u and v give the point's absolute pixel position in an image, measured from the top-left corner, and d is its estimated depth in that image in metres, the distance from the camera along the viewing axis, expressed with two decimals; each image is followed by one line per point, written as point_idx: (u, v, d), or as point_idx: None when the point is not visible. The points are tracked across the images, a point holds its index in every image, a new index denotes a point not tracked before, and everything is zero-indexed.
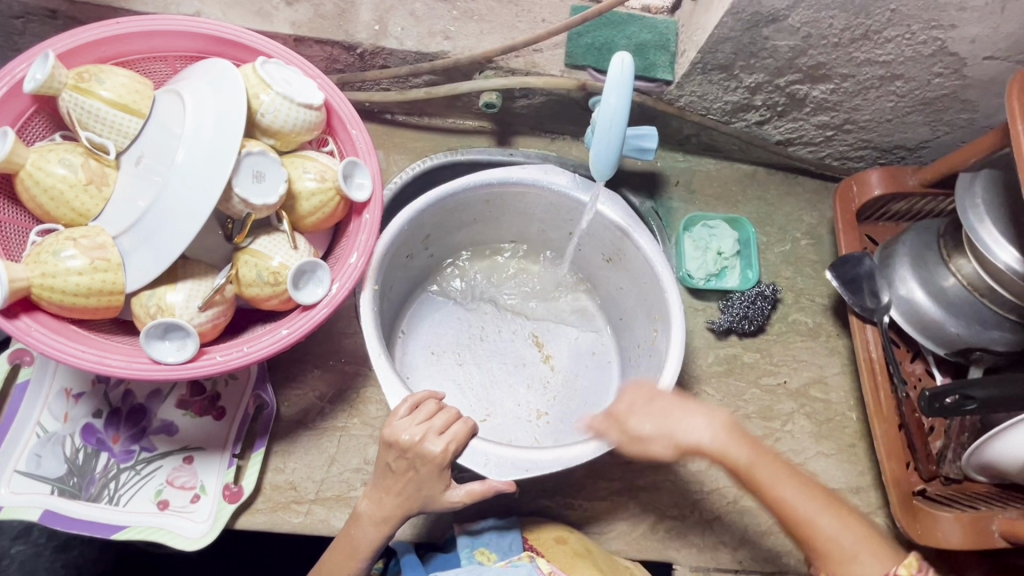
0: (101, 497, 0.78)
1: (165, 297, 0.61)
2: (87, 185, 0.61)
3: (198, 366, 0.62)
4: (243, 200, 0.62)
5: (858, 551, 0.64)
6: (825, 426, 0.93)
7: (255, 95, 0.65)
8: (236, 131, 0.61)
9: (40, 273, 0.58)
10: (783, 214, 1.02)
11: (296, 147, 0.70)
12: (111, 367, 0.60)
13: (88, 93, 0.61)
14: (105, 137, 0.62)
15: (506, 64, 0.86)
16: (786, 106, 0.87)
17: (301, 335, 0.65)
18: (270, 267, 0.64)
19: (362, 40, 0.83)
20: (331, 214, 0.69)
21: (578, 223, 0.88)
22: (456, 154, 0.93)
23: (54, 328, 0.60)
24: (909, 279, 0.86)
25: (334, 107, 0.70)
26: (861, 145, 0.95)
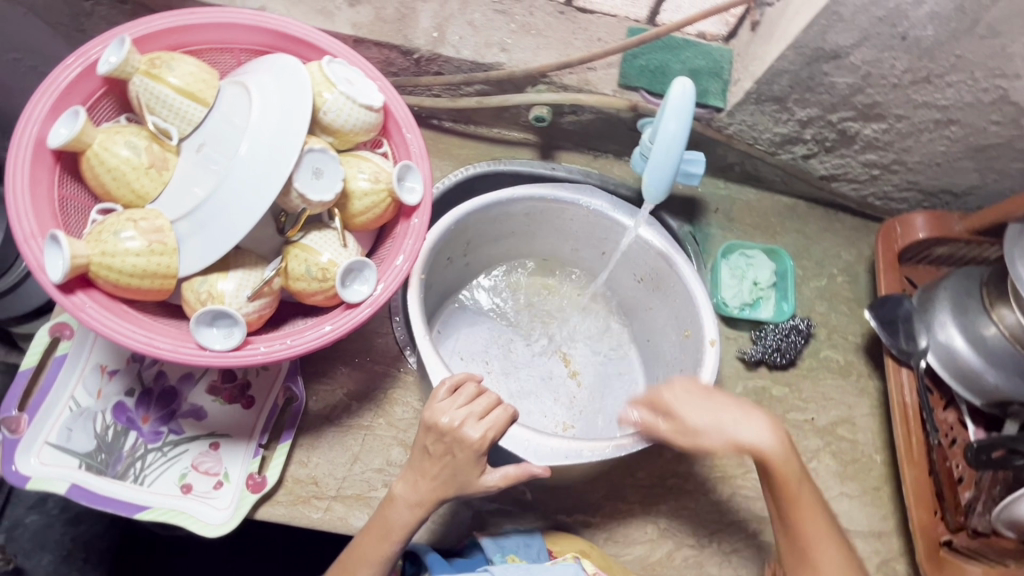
0: (126, 476, 0.79)
1: (216, 285, 0.63)
2: (149, 169, 0.62)
3: (241, 355, 0.63)
4: (302, 195, 0.63)
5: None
6: (850, 467, 0.91)
7: (319, 92, 0.66)
8: (300, 127, 0.62)
9: (99, 251, 0.59)
10: (821, 249, 1.01)
11: (352, 147, 0.71)
12: (159, 350, 0.61)
13: (158, 79, 0.62)
14: (169, 122, 0.64)
15: (559, 79, 0.87)
16: (835, 142, 0.87)
17: (344, 332, 0.66)
18: (319, 263, 0.65)
19: (420, 46, 0.84)
20: (380, 215, 0.69)
21: (614, 242, 0.89)
22: (499, 164, 0.94)
23: (106, 307, 0.61)
24: (948, 325, 0.85)
25: (392, 110, 0.71)
26: (907, 186, 0.95)
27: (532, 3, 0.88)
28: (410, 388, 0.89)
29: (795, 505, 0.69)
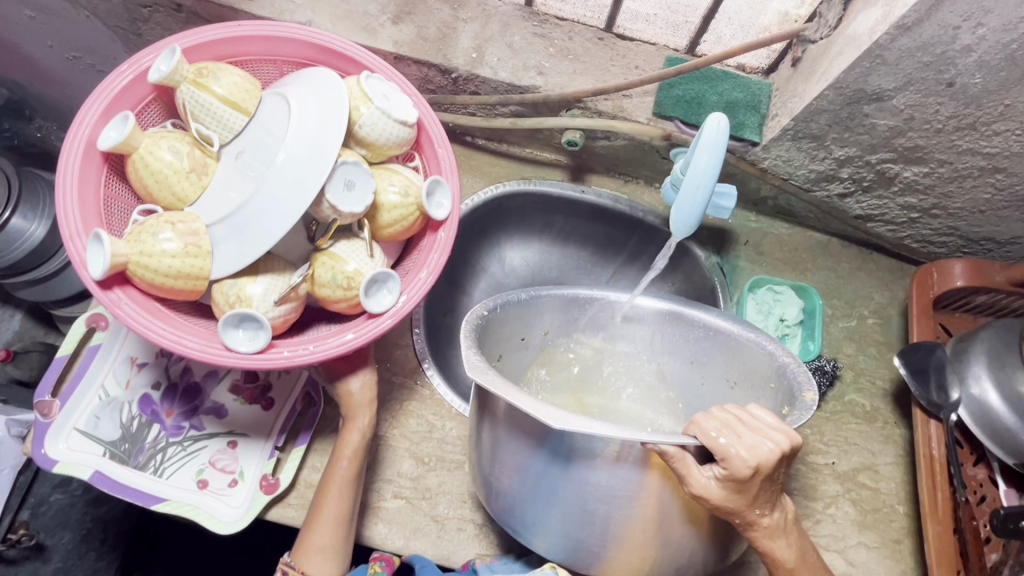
0: (147, 467, 0.81)
1: (246, 288, 0.64)
2: (190, 172, 0.65)
3: (266, 358, 0.64)
4: (333, 207, 0.64)
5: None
6: (870, 516, 0.88)
7: (356, 106, 0.67)
8: (334, 142, 0.63)
9: (138, 251, 0.61)
10: (852, 288, 0.99)
11: (384, 159, 0.73)
12: (187, 349, 0.63)
13: (204, 87, 0.64)
14: (211, 129, 0.66)
15: (594, 105, 0.87)
16: (873, 182, 0.86)
17: (366, 340, 0.67)
18: (346, 271, 0.66)
19: (459, 66, 0.86)
20: (408, 227, 0.70)
21: (697, 340, 0.79)
22: (531, 184, 0.99)
23: (142, 305, 0.63)
24: (982, 378, 0.81)
25: (426, 126, 0.72)
26: (947, 232, 0.92)
27: (572, 28, 0.89)
28: (425, 401, 0.90)
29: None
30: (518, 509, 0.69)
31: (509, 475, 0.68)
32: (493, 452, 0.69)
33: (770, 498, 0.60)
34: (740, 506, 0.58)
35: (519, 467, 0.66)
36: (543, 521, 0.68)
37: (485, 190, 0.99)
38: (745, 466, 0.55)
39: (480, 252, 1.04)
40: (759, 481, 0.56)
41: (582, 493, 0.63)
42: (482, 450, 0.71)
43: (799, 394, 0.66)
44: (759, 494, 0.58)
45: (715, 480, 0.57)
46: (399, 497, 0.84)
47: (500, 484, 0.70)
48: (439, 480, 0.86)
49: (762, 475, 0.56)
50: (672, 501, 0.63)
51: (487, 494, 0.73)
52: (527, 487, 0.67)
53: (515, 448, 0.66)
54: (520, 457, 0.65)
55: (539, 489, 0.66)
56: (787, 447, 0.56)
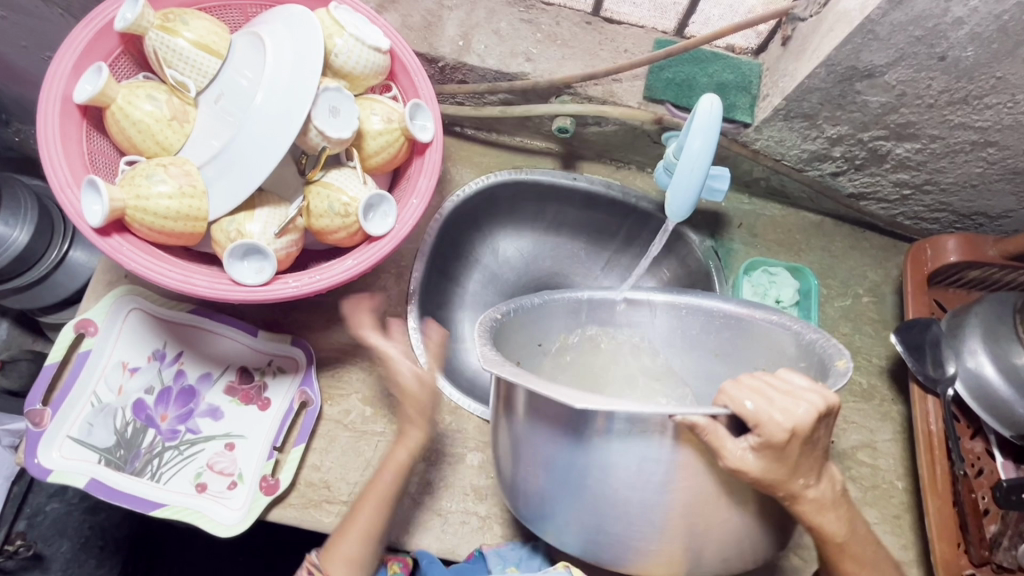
0: (143, 473, 0.80)
1: (244, 225, 0.64)
2: (171, 121, 0.66)
3: (271, 290, 0.64)
4: (321, 132, 0.64)
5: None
6: (871, 493, 0.89)
7: (330, 37, 0.67)
8: (315, 68, 0.63)
9: (134, 196, 0.60)
10: (847, 268, 0.99)
11: (363, 92, 0.73)
12: (196, 287, 0.63)
13: (173, 33, 0.65)
14: (186, 75, 0.66)
15: (584, 91, 0.86)
16: (865, 160, 0.85)
17: (367, 266, 0.68)
18: (342, 200, 0.67)
19: (445, 54, 0.84)
20: (394, 155, 0.72)
21: (717, 331, 0.78)
22: (521, 173, 0.98)
23: (142, 249, 0.62)
24: (977, 352, 0.82)
25: (399, 55, 0.73)
26: (939, 207, 0.92)
27: (559, 13, 0.88)
28: None
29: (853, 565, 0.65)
30: (552, 506, 0.67)
31: (539, 473, 0.66)
32: (519, 450, 0.67)
33: (811, 467, 0.58)
34: (780, 477, 0.57)
35: (547, 463, 0.65)
36: (581, 519, 0.66)
37: (476, 181, 0.98)
38: (782, 430, 0.54)
39: (473, 243, 1.03)
40: (797, 446, 0.55)
41: (617, 486, 0.62)
42: (507, 449, 0.70)
43: (832, 362, 0.65)
44: (800, 461, 0.57)
45: (752, 452, 0.55)
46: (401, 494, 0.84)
47: (529, 484, 0.68)
48: (442, 475, 0.85)
49: (799, 439, 0.55)
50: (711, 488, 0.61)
51: (516, 495, 0.72)
52: (559, 484, 0.65)
53: (540, 445, 0.64)
54: (549, 453, 0.64)
55: (570, 484, 0.64)
56: (824, 408, 0.56)
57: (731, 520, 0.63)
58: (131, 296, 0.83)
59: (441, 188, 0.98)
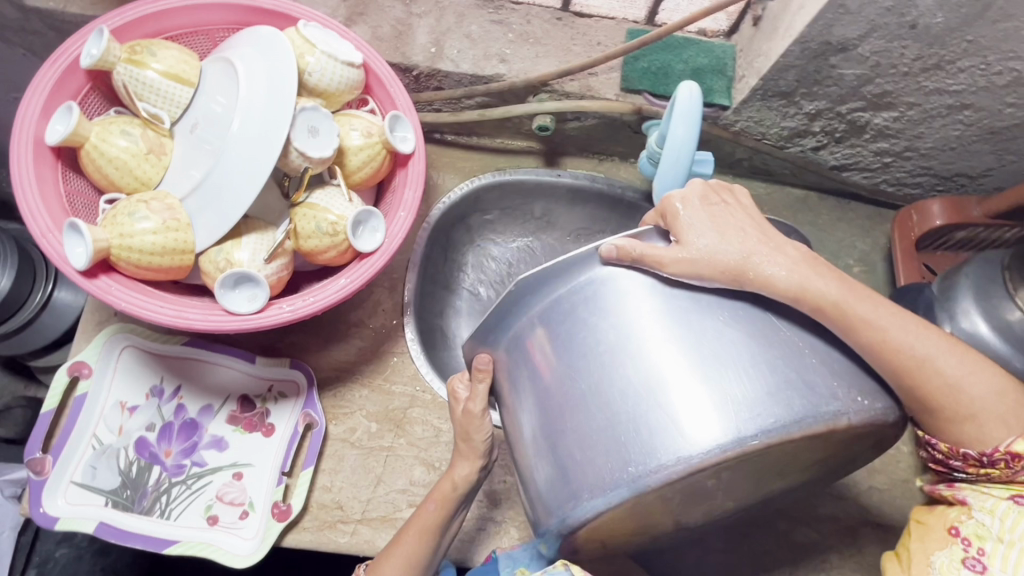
0: (153, 511, 0.79)
1: (233, 254, 0.63)
2: (148, 154, 0.65)
3: (267, 317, 0.63)
4: (302, 153, 0.63)
5: (991, 424, 0.58)
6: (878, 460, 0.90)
7: (302, 55, 0.67)
8: (290, 88, 0.63)
9: (118, 235, 0.59)
10: (835, 240, 1.00)
11: (339, 108, 0.72)
12: (189, 321, 0.61)
13: (141, 65, 0.64)
14: (159, 107, 0.66)
15: (561, 87, 0.85)
16: (845, 132, 0.86)
17: (361, 283, 0.67)
18: (329, 219, 0.66)
19: (418, 62, 0.84)
20: (377, 169, 0.71)
21: None
22: (504, 174, 0.98)
23: (131, 287, 0.61)
24: (971, 312, 0.83)
25: (373, 68, 0.72)
26: (920, 172, 0.93)
27: (528, 11, 0.87)
28: (429, 406, 0.88)
29: (929, 369, 0.57)
30: (564, 450, 0.55)
31: (541, 405, 0.57)
32: (518, 390, 0.60)
33: (750, 232, 0.58)
34: (724, 250, 0.55)
35: (547, 390, 0.57)
36: (599, 453, 0.52)
37: (460, 185, 0.97)
38: (679, 200, 0.59)
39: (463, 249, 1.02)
40: (717, 218, 0.58)
41: (625, 375, 0.53)
42: (509, 406, 0.62)
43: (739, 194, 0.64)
44: (736, 226, 0.58)
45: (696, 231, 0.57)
46: (415, 506, 0.83)
47: (537, 436, 0.57)
48: None
49: (711, 211, 0.59)
50: (713, 329, 0.54)
51: (528, 469, 0.59)
52: (563, 406, 0.55)
53: (535, 381, 0.58)
54: (543, 365, 0.57)
55: (573, 399, 0.55)
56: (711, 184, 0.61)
57: (777, 394, 0.51)
58: (124, 335, 0.82)
59: (427, 198, 0.98)
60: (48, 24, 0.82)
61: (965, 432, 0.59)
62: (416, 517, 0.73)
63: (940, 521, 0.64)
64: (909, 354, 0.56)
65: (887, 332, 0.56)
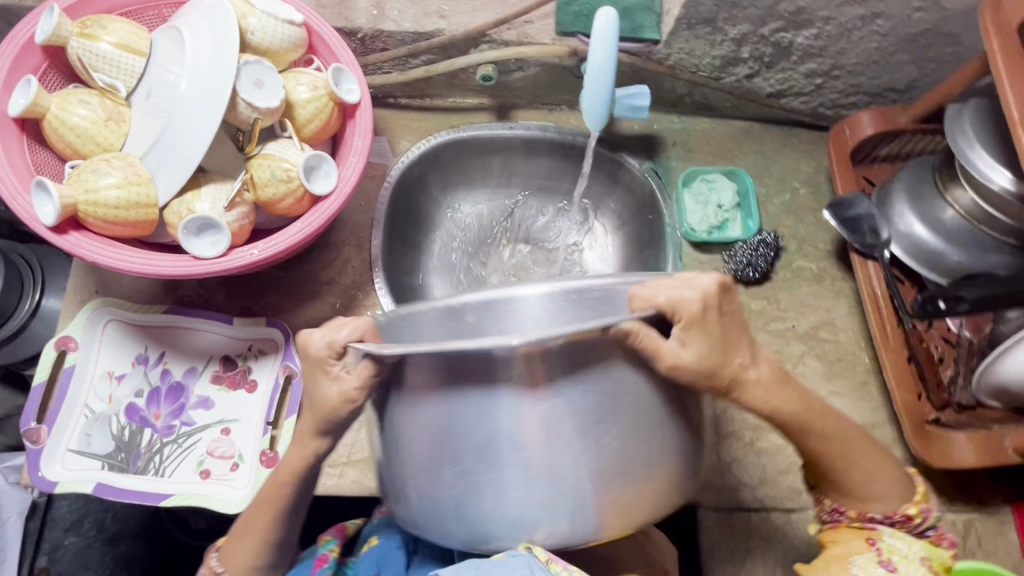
0: (147, 470, 0.83)
1: (194, 205, 0.68)
2: (107, 121, 0.68)
3: (233, 260, 0.69)
4: (249, 104, 0.68)
5: (891, 497, 0.67)
6: (836, 365, 0.94)
7: (243, 16, 0.71)
8: (233, 44, 0.67)
9: (83, 191, 0.64)
10: (781, 165, 1.03)
11: (286, 67, 0.76)
12: (160, 267, 0.67)
13: (93, 37, 0.68)
14: (114, 77, 0.69)
15: (499, 36, 0.90)
16: (773, 56, 0.91)
17: (320, 226, 0.72)
18: (283, 167, 0.70)
19: (362, 25, 0.88)
20: (326, 121, 0.75)
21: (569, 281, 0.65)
22: (459, 131, 1.01)
23: (102, 241, 0.66)
24: (907, 214, 0.88)
25: (315, 28, 0.76)
26: (852, 90, 0.98)
27: None
28: None
29: (847, 467, 0.66)
30: (471, 510, 0.57)
31: (477, 466, 0.55)
32: (449, 435, 0.55)
33: (740, 346, 0.59)
34: (716, 362, 0.56)
35: (463, 461, 0.55)
36: (513, 516, 0.56)
37: (418, 145, 1.01)
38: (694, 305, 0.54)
39: (427, 208, 1.07)
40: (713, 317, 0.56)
41: (560, 461, 0.54)
42: (419, 433, 0.57)
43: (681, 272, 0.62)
44: (726, 338, 0.57)
45: (682, 343, 0.55)
46: None
47: (450, 487, 0.57)
48: None
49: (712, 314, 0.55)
50: (665, 423, 0.57)
51: (413, 502, 0.60)
52: (508, 478, 0.55)
53: (452, 446, 0.55)
54: (502, 434, 0.54)
55: (504, 478, 0.55)
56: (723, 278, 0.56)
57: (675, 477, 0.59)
58: (107, 308, 0.87)
59: (385, 160, 1.01)
60: (3, 19, 0.86)
61: (873, 506, 0.67)
62: (249, 520, 0.69)
63: (853, 537, 0.67)
64: (838, 452, 0.65)
65: (830, 426, 0.64)
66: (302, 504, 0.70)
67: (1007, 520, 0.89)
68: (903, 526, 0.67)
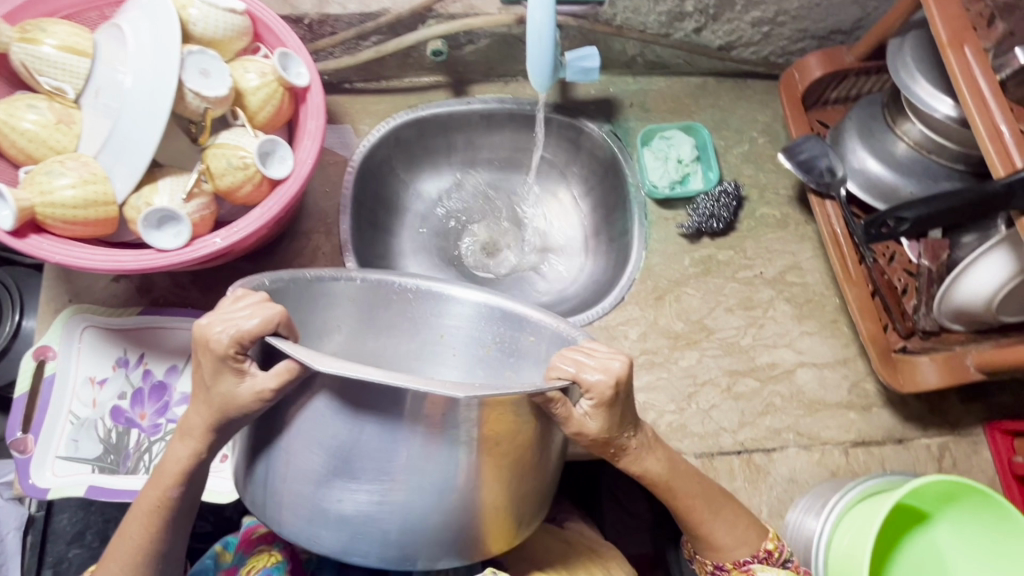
0: (138, 469, 0.85)
1: (151, 199, 0.68)
2: (58, 124, 0.69)
3: (196, 251, 0.69)
4: (196, 93, 0.69)
5: (755, 532, 0.73)
6: (805, 307, 0.96)
7: (184, 8, 0.71)
8: (174, 34, 0.67)
9: (39, 193, 0.65)
10: (737, 117, 1.04)
11: (234, 57, 0.76)
12: (124, 263, 0.67)
13: (35, 41, 0.67)
14: (61, 81, 0.69)
15: (445, 10, 0.91)
16: (716, 7, 0.94)
17: (280, 209, 0.72)
18: (238, 155, 0.70)
19: (308, 10, 0.89)
20: (278, 108, 0.76)
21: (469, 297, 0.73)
22: (417, 110, 1.02)
23: (62, 241, 0.67)
24: (859, 152, 0.90)
25: (258, 16, 0.77)
26: (798, 36, 1.00)
27: None
28: None
29: (708, 526, 0.72)
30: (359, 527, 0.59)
31: (366, 488, 0.58)
32: (346, 455, 0.57)
33: (627, 420, 0.63)
34: (612, 434, 0.63)
35: (354, 482, 0.57)
36: (400, 530, 0.59)
37: (378, 127, 1.01)
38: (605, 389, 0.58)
39: (393, 190, 1.07)
40: (623, 397, 0.60)
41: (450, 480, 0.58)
42: (314, 449, 0.58)
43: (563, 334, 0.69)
44: (624, 411, 0.62)
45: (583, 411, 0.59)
46: None
47: (334, 507, 0.59)
48: None
49: (620, 395, 0.59)
50: (540, 448, 0.62)
51: (298, 519, 0.61)
52: (392, 505, 0.58)
53: (345, 468, 0.57)
54: (398, 463, 0.56)
55: (395, 497, 0.58)
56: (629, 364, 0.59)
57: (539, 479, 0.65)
58: (82, 314, 0.87)
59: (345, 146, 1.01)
60: None
61: (741, 552, 0.72)
62: (146, 526, 0.67)
63: None
64: (698, 510, 0.71)
65: (692, 481, 0.71)
66: (188, 508, 0.68)
67: (980, 439, 0.92)
68: (767, 561, 0.73)
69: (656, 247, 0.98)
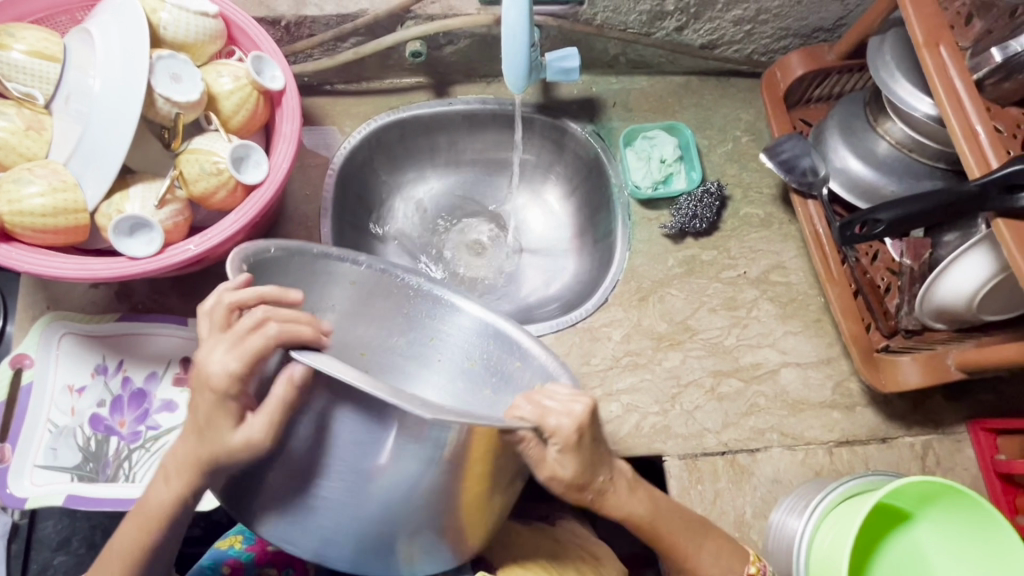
0: (118, 477, 0.84)
1: (122, 206, 0.67)
2: (27, 131, 0.68)
3: (169, 258, 0.69)
4: (167, 98, 0.68)
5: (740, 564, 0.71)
6: (789, 306, 0.96)
7: (154, 12, 0.70)
8: (143, 39, 0.67)
9: (8, 202, 0.64)
10: (720, 116, 1.04)
11: (207, 60, 0.75)
12: (95, 271, 0.66)
13: (3, 47, 0.66)
14: (31, 86, 0.68)
15: (423, 11, 0.90)
16: (698, 6, 0.93)
17: (255, 214, 0.71)
18: (212, 160, 0.70)
19: (284, 12, 0.88)
20: (253, 112, 0.75)
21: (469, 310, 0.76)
22: (399, 111, 1.01)
23: (33, 250, 0.66)
24: (841, 151, 0.90)
25: (231, 18, 0.76)
26: (781, 34, 0.99)
27: None
28: None
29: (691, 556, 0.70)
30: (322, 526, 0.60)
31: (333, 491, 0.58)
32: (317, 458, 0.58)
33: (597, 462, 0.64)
34: (587, 477, 0.63)
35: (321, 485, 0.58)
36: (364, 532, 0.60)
37: (362, 128, 1.00)
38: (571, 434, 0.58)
39: (378, 190, 1.07)
40: (590, 441, 0.60)
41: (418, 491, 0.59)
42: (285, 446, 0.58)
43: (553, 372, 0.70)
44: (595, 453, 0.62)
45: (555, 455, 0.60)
46: None
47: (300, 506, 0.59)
48: None
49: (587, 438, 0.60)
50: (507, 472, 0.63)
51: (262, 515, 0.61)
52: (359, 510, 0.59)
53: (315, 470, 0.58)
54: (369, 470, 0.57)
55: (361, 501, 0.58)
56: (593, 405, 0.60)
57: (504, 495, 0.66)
58: (60, 321, 0.86)
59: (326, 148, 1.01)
60: None
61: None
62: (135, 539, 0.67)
63: None
64: (682, 543, 0.70)
65: (674, 510, 0.70)
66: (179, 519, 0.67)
67: (963, 437, 0.92)
68: None
69: (639, 248, 0.98)
